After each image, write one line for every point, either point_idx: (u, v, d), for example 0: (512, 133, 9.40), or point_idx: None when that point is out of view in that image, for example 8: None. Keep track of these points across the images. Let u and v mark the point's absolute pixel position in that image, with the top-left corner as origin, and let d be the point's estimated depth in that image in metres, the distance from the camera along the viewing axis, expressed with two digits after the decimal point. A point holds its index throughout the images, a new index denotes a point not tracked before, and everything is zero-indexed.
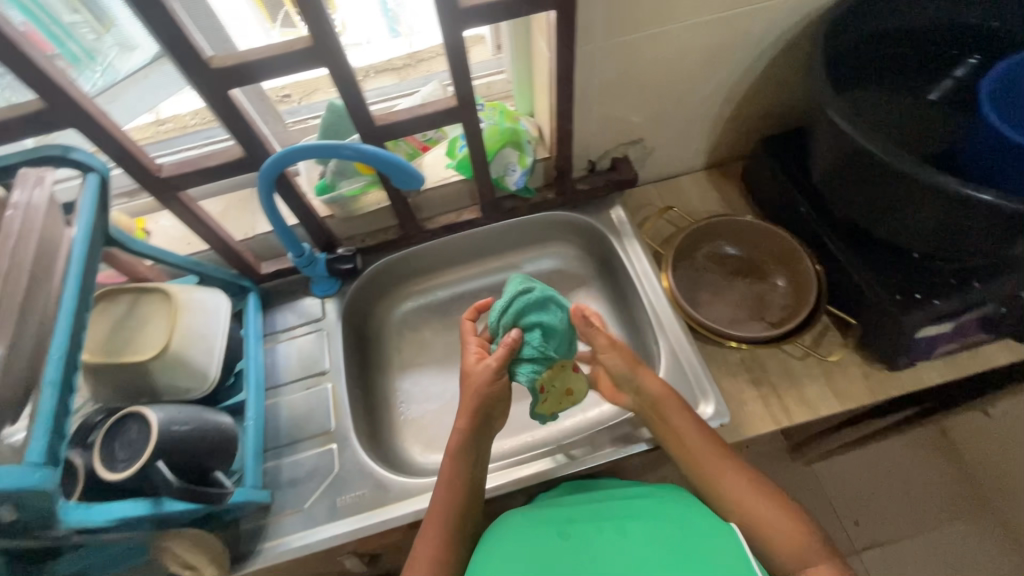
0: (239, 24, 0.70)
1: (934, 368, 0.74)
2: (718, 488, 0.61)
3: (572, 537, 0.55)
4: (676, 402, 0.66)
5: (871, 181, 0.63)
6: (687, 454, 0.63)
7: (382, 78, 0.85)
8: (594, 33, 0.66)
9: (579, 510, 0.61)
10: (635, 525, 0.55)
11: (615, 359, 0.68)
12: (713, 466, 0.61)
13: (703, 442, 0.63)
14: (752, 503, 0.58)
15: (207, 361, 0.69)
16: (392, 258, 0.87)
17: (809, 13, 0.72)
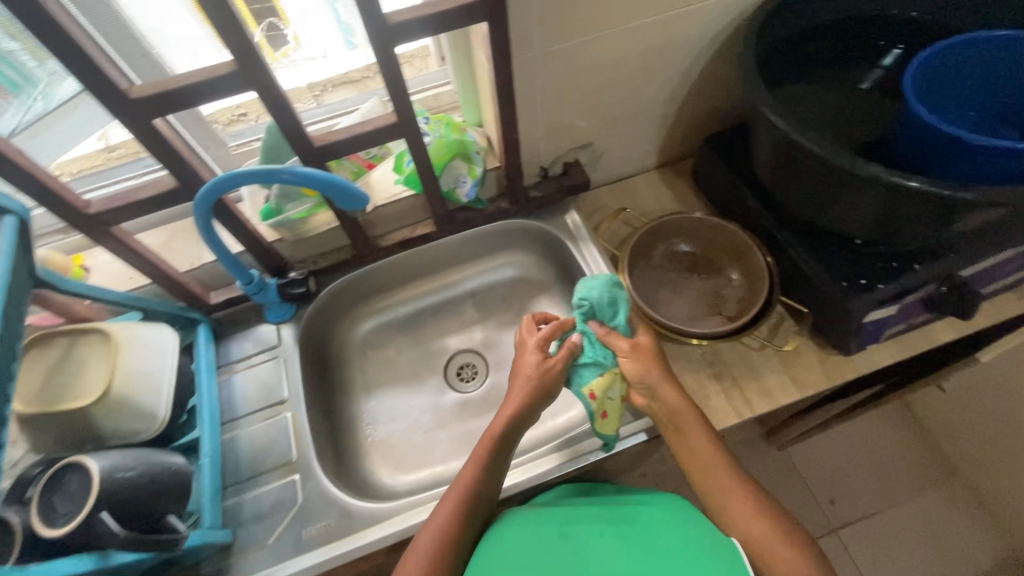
0: (191, 45, 0.68)
1: (884, 349, 0.77)
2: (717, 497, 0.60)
3: (569, 539, 0.58)
4: (694, 415, 0.65)
5: (810, 173, 0.64)
6: (699, 462, 0.63)
7: (341, 92, 0.84)
8: (531, 42, 0.66)
9: (579, 513, 0.63)
10: (632, 533, 0.57)
11: (631, 363, 0.68)
12: (716, 475, 0.61)
13: (714, 453, 0.62)
14: (746, 515, 0.58)
15: (155, 401, 0.66)
16: (348, 279, 0.86)
17: (742, 12, 0.73)
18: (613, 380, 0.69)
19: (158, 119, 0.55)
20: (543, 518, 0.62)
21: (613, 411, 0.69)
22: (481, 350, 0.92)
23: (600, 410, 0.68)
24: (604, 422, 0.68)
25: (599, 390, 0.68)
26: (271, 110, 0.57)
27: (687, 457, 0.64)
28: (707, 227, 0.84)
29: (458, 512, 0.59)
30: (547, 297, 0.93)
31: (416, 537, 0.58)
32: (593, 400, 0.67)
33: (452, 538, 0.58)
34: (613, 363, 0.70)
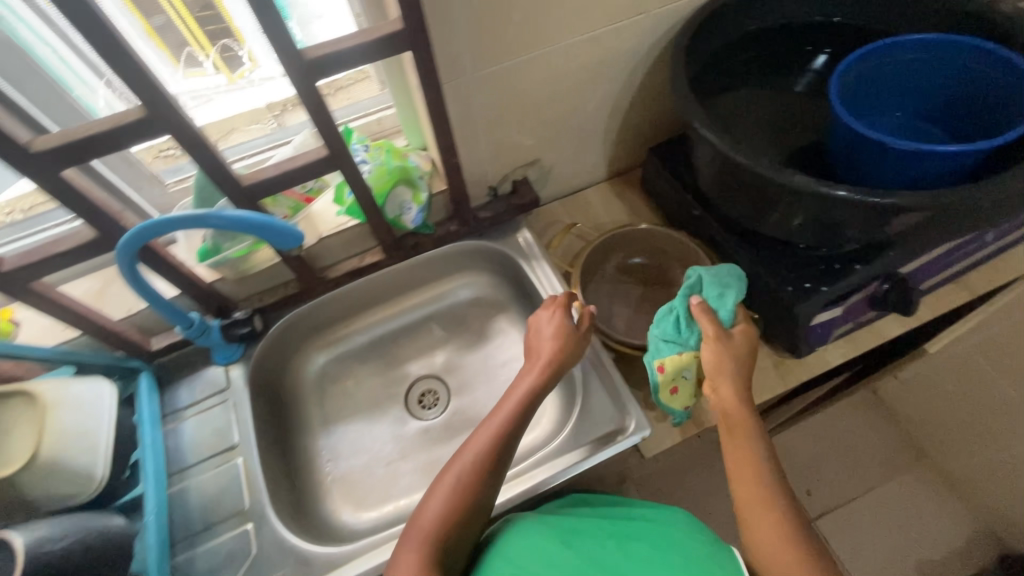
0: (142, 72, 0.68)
1: (835, 348, 0.78)
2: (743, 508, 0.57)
3: (574, 545, 0.57)
4: (749, 421, 0.61)
5: (747, 183, 0.65)
6: (739, 466, 0.59)
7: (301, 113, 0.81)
8: (462, 66, 0.65)
9: (587, 522, 0.62)
10: (637, 548, 0.56)
11: (709, 352, 0.64)
12: (749, 486, 0.57)
13: (756, 460, 0.58)
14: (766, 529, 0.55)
15: (91, 460, 0.63)
16: (296, 314, 0.83)
17: (672, 26, 0.74)
18: (689, 362, 0.66)
19: (67, 169, 0.52)
20: (551, 524, 0.62)
21: (685, 389, 0.68)
22: (442, 375, 0.90)
23: (668, 385, 0.67)
24: (672, 396, 0.69)
25: (671, 367, 0.66)
26: (191, 152, 0.55)
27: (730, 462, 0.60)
28: (656, 239, 0.85)
29: (459, 495, 0.56)
30: (506, 316, 0.92)
31: (414, 521, 0.56)
32: (661, 374, 0.66)
33: (452, 523, 0.55)
34: (694, 350, 0.66)
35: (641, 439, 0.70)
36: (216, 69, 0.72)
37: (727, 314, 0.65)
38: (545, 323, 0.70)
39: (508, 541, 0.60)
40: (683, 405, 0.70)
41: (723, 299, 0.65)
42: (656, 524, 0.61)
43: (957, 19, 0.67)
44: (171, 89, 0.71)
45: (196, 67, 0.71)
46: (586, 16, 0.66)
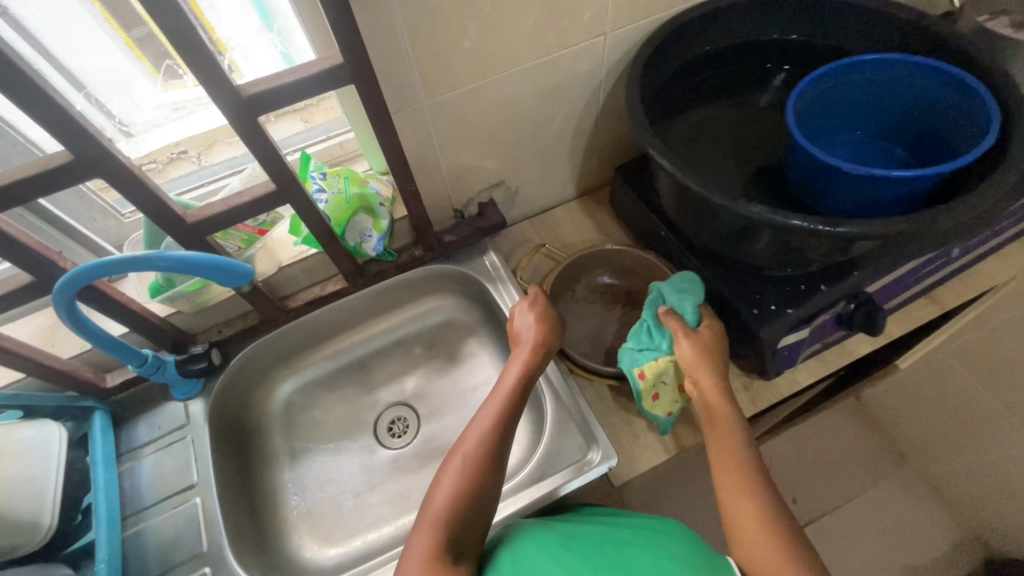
0: (122, 85, 0.67)
1: (805, 368, 0.77)
2: (729, 505, 0.55)
3: (572, 548, 0.54)
4: (732, 413, 0.61)
5: (706, 209, 0.64)
6: (723, 461, 0.58)
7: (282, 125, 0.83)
8: (415, 93, 0.64)
9: (591, 531, 0.59)
10: (634, 554, 0.52)
11: (683, 348, 0.65)
12: (734, 480, 0.56)
13: (741, 451, 0.58)
14: (755, 524, 0.53)
15: (37, 508, 0.61)
16: (256, 345, 0.81)
17: (630, 47, 0.73)
18: (666, 366, 0.67)
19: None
20: (552, 533, 0.58)
21: (666, 395, 0.68)
22: (411, 402, 0.88)
23: (650, 392, 0.67)
24: (654, 404, 0.68)
25: (650, 373, 0.66)
26: (128, 193, 0.54)
27: (714, 456, 0.59)
28: (621, 257, 0.85)
29: (467, 476, 0.55)
30: (475, 340, 0.90)
31: (422, 512, 0.54)
32: (641, 381, 0.66)
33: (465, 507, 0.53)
34: (669, 353, 0.67)
35: (609, 468, 0.68)
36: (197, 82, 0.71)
37: (691, 314, 0.67)
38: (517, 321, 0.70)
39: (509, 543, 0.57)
40: (668, 410, 0.68)
41: (688, 303, 0.67)
42: (665, 531, 0.56)
43: (911, 39, 0.67)
44: (152, 101, 0.71)
45: (176, 79, 0.70)
46: (540, 40, 0.66)
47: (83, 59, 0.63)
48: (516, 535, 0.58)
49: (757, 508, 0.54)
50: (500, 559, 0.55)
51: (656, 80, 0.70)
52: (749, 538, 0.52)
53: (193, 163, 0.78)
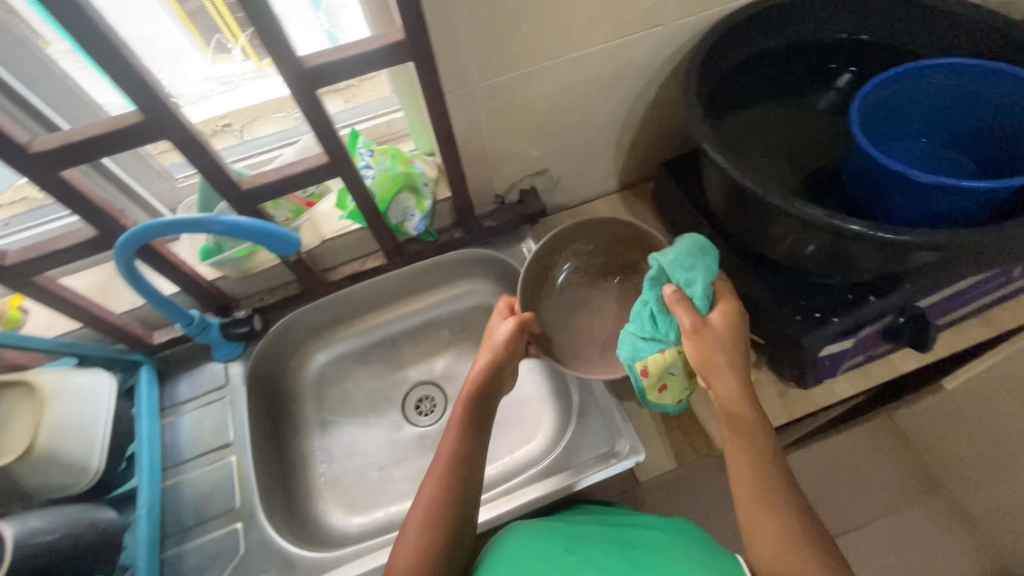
0: (169, 53, 0.67)
1: (844, 380, 0.75)
2: (751, 516, 0.54)
3: (577, 552, 0.56)
4: (754, 418, 0.57)
5: (758, 208, 0.63)
6: (745, 473, 0.56)
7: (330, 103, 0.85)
8: (468, 76, 0.64)
9: (591, 531, 0.61)
10: (641, 555, 0.54)
11: (693, 350, 0.56)
12: (758, 494, 0.54)
13: (762, 467, 0.55)
14: (778, 537, 0.52)
15: (87, 452, 0.64)
16: (296, 314, 0.83)
17: (687, 39, 0.72)
18: (673, 359, 0.61)
19: (69, 170, 0.53)
20: (555, 534, 0.60)
21: (673, 386, 0.64)
22: (440, 382, 0.89)
23: (657, 384, 0.63)
24: (662, 391, 0.64)
25: (654, 369, 0.61)
26: (189, 156, 0.55)
27: (735, 465, 0.57)
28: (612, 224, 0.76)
29: (424, 530, 0.55)
30: None
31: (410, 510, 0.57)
32: (646, 377, 0.62)
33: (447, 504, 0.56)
34: (676, 345, 0.61)
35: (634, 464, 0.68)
36: (243, 56, 0.71)
37: (702, 302, 0.57)
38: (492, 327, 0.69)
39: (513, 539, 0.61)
40: (677, 400, 0.65)
41: (694, 289, 0.57)
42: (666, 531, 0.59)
43: (992, 43, 0.63)
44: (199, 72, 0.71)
45: (223, 53, 0.70)
46: (596, 28, 0.65)
47: (139, 27, 0.62)
48: (515, 535, 0.61)
49: (780, 525, 0.52)
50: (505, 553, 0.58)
51: (714, 74, 0.69)
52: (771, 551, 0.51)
53: (235, 136, 0.82)
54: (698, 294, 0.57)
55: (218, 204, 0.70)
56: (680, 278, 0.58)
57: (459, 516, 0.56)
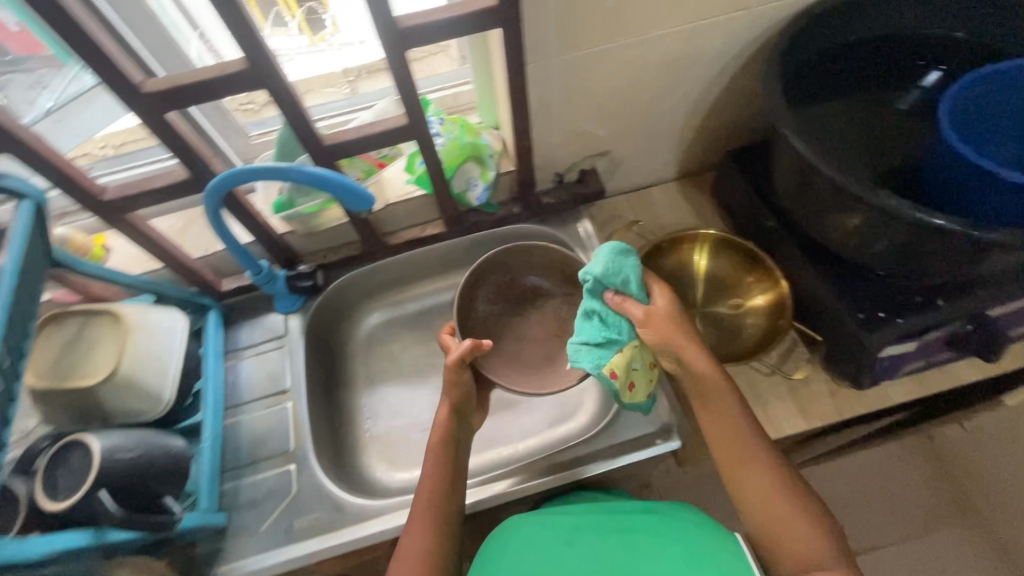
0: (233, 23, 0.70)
1: (900, 386, 0.73)
2: (735, 473, 0.60)
3: (575, 546, 0.60)
4: (722, 383, 0.62)
5: (832, 199, 0.62)
6: (725, 438, 0.61)
7: (378, 81, 0.81)
8: (547, 48, 0.65)
9: (585, 517, 0.65)
10: (638, 541, 0.59)
11: (654, 332, 0.62)
12: (739, 454, 0.60)
13: (738, 425, 0.61)
14: (764, 490, 0.58)
15: (160, 383, 0.68)
16: (356, 274, 0.87)
17: (769, 25, 0.70)
18: (633, 352, 0.63)
19: (172, 112, 0.56)
20: (551, 523, 0.64)
21: (640, 379, 0.64)
22: None
23: (627, 384, 0.63)
24: (632, 394, 0.64)
25: (622, 367, 0.62)
26: (282, 108, 0.58)
27: (712, 431, 0.62)
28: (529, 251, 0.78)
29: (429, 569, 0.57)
30: None
31: (414, 504, 0.61)
32: (617, 378, 0.61)
33: (443, 499, 0.61)
34: (630, 338, 0.63)
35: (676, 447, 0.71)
36: (300, 30, 0.74)
37: (639, 292, 0.63)
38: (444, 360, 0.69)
39: (511, 524, 0.65)
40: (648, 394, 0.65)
41: (631, 286, 0.63)
42: (656, 513, 0.63)
43: None
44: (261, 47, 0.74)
45: (282, 26, 0.73)
46: (681, 7, 0.64)
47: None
48: (510, 526, 0.65)
49: (770, 485, 0.58)
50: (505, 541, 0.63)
51: (798, 61, 0.67)
52: (760, 502, 0.58)
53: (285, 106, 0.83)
54: (635, 288, 0.63)
55: (300, 156, 0.74)
56: (618, 280, 0.63)
57: (451, 510, 0.61)
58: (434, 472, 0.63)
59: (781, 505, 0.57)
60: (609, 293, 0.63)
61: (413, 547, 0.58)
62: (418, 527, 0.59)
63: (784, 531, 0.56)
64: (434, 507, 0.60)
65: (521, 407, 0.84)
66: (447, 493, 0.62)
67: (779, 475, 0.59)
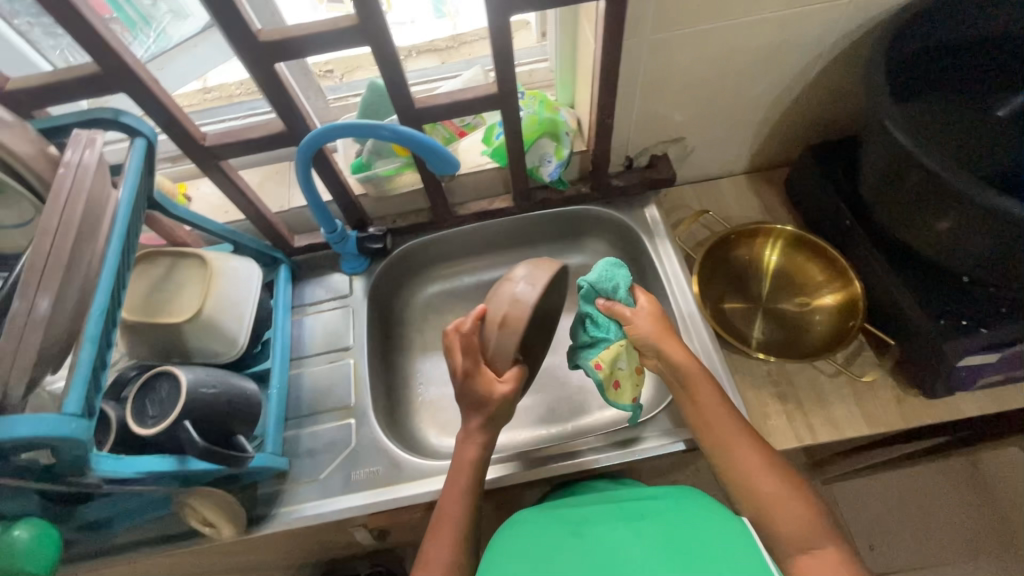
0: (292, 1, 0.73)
1: (973, 399, 0.71)
2: (727, 462, 0.59)
3: (585, 535, 0.54)
4: (703, 375, 0.63)
5: (928, 199, 0.59)
6: (714, 429, 0.61)
7: (424, 60, 0.91)
8: (642, 26, 0.64)
9: (594, 511, 0.60)
10: (646, 528, 0.54)
11: (639, 328, 0.65)
12: (727, 442, 0.59)
13: (725, 414, 0.61)
14: (756, 474, 0.57)
15: (237, 328, 0.70)
16: (422, 241, 0.88)
17: (873, 16, 0.68)
18: (620, 351, 0.65)
19: (278, 64, 0.58)
20: (557, 517, 0.59)
21: (626, 380, 0.66)
22: None
23: (612, 381, 0.65)
24: (618, 392, 0.66)
25: (607, 361, 0.65)
26: (381, 67, 0.59)
27: (699, 424, 0.62)
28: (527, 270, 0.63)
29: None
30: None
31: (437, 516, 0.60)
32: (601, 370, 0.64)
33: (470, 514, 0.60)
34: (619, 339, 0.66)
35: (686, 447, 0.70)
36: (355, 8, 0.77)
37: (625, 295, 0.66)
38: (482, 386, 0.60)
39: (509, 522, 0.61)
40: (633, 396, 0.67)
41: (620, 292, 0.66)
42: (670, 505, 0.58)
43: None
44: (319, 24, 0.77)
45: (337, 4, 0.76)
46: None
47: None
48: (515, 522, 0.61)
49: (767, 464, 0.57)
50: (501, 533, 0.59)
51: (910, 50, 0.63)
52: (755, 488, 0.56)
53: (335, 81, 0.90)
54: (621, 292, 0.66)
55: (387, 118, 0.77)
56: (612, 285, 0.66)
57: (478, 508, 0.61)
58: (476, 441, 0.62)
59: (777, 488, 0.55)
60: (598, 297, 0.66)
61: (439, 557, 0.57)
62: (445, 537, 0.58)
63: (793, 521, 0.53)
64: (462, 527, 0.59)
65: (572, 387, 0.85)
66: (473, 510, 0.60)
67: (770, 460, 0.58)
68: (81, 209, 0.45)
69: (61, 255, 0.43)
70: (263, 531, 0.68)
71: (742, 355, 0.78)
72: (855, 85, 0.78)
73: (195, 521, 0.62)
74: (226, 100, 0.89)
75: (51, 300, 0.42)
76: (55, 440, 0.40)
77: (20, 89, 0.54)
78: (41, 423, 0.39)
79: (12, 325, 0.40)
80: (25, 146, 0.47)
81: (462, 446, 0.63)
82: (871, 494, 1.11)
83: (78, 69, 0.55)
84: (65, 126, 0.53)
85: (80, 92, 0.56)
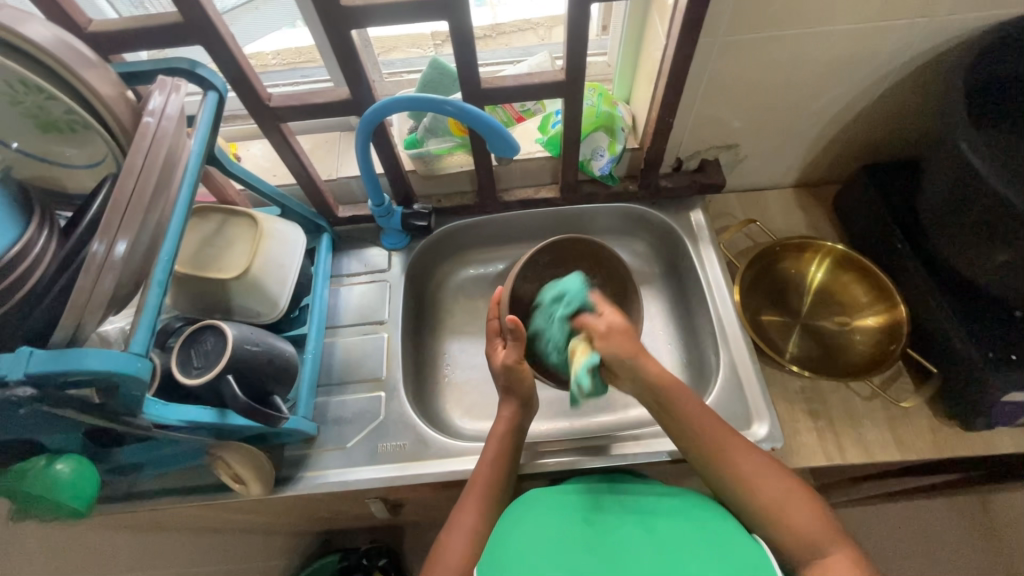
0: None
1: (1008, 436, 0.69)
2: (764, 509, 0.54)
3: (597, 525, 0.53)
4: (739, 442, 0.59)
5: (991, 229, 0.58)
6: (757, 501, 0.55)
7: None
8: (718, 26, 0.63)
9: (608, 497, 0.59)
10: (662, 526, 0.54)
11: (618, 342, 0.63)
12: (762, 499, 0.55)
13: (769, 487, 0.55)
14: (788, 502, 0.54)
15: (280, 291, 0.71)
16: (465, 223, 0.90)
17: (954, 37, 0.67)
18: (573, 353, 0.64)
19: (353, 31, 0.58)
20: (570, 498, 0.58)
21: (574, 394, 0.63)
22: None
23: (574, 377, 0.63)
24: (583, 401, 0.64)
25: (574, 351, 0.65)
26: (456, 44, 0.60)
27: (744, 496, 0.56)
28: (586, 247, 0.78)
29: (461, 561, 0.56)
30: (646, 289, 0.92)
31: (467, 487, 0.62)
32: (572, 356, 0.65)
33: (497, 487, 0.62)
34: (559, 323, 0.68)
35: (668, 459, 0.69)
36: None
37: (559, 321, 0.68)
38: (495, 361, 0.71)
39: (520, 497, 0.60)
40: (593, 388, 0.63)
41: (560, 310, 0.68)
42: (681, 501, 0.57)
43: None
44: None
45: None
46: (869, 4, 0.62)
47: None
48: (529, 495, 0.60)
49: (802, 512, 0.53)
50: (513, 506, 0.59)
51: (996, 72, 0.61)
52: (785, 513, 0.53)
53: None
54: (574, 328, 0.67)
55: (443, 94, 0.78)
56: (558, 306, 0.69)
57: (504, 491, 0.63)
58: (510, 419, 0.67)
59: (803, 512, 0.53)
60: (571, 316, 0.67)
61: (454, 542, 0.59)
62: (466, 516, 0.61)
63: (812, 530, 0.52)
64: (484, 501, 0.61)
65: None
66: (499, 485, 0.63)
67: (795, 485, 0.55)
68: (163, 153, 0.46)
69: (142, 198, 0.43)
70: (288, 492, 0.68)
71: (777, 369, 0.77)
72: (918, 106, 0.77)
73: (226, 476, 0.62)
74: (265, 68, 0.90)
75: (129, 242, 0.42)
76: (118, 376, 0.41)
77: (104, 31, 0.55)
78: (113, 359, 0.40)
79: (90, 264, 0.40)
80: (108, 88, 0.47)
81: (497, 419, 0.68)
82: (878, 522, 1.10)
83: (160, 18, 0.55)
84: (142, 72, 0.54)
85: (158, 40, 0.56)
